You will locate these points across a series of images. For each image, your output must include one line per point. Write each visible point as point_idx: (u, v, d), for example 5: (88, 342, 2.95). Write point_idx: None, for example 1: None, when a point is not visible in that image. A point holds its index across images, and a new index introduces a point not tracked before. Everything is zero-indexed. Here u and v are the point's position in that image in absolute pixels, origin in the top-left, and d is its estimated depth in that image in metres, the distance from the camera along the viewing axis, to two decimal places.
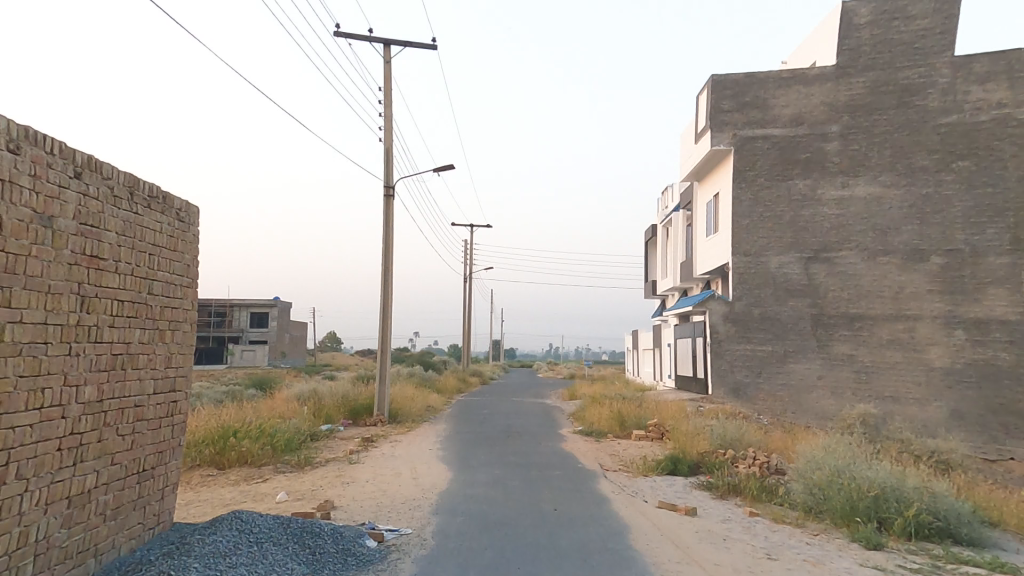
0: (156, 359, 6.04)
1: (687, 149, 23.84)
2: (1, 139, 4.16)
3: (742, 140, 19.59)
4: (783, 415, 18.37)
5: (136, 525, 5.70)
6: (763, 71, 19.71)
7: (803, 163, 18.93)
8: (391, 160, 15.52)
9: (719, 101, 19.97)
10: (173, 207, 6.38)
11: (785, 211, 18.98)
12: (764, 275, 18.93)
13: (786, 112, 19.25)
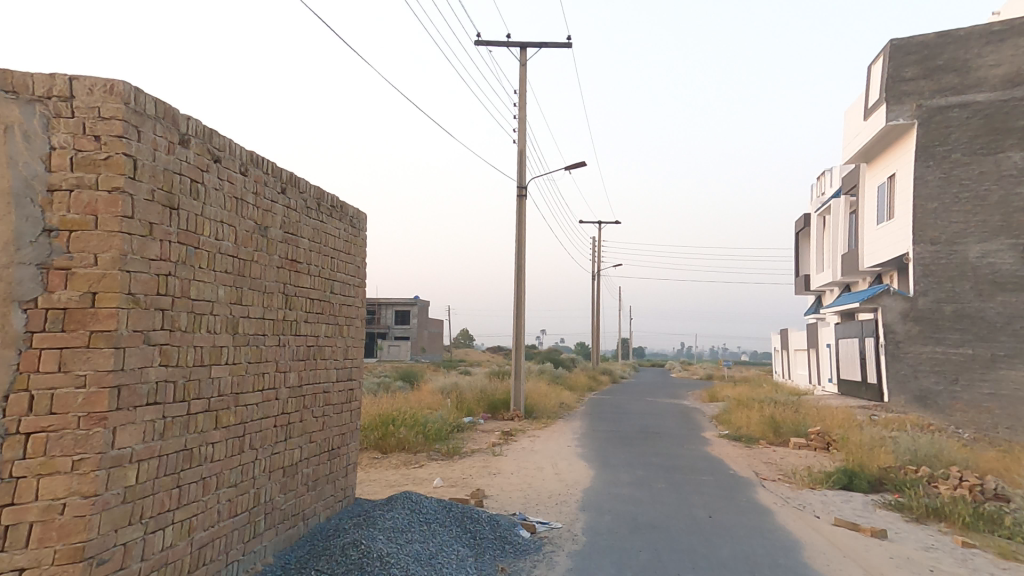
0: (337, 350, 6.79)
1: (853, 127, 21.37)
2: (236, 163, 4.94)
3: (929, 111, 17.18)
4: (992, 431, 15.50)
5: (330, 496, 6.49)
6: (961, 28, 17.06)
7: (1020, 131, 15.83)
8: (524, 160, 15.87)
9: (900, 68, 17.90)
10: (347, 215, 7.14)
11: (992, 190, 16.08)
12: (961, 266, 16.36)
13: (996, 72, 16.35)
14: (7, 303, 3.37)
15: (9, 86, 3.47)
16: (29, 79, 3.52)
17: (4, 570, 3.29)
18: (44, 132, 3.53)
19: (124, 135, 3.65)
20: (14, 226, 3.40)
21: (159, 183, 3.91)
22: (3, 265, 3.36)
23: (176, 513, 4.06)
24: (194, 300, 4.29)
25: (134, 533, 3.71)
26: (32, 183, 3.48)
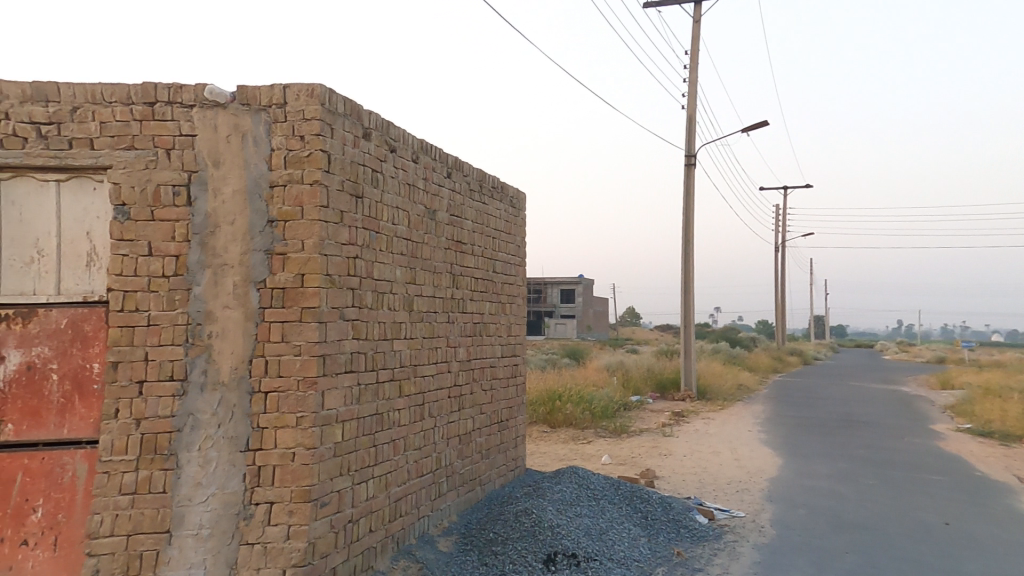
0: (500, 327, 7.04)
1: None
2: (409, 152, 5.32)
3: None
4: None
5: (502, 465, 6.81)
6: None
7: None
8: (694, 125, 14.70)
9: None
10: (508, 195, 7.31)
11: None
12: None
13: None
14: (247, 283, 3.99)
15: (244, 99, 4.07)
16: (256, 91, 4.08)
17: (260, 502, 3.87)
18: (267, 136, 4.08)
19: (320, 133, 4.13)
20: (249, 218, 4.00)
21: (347, 174, 4.36)
22: (243, 251, 3.99)
23: (374, 469, 4.60)
24: (377, 280, 4.74)
25: (344, 483, 4.26)
26: (260, 181, 4.05)
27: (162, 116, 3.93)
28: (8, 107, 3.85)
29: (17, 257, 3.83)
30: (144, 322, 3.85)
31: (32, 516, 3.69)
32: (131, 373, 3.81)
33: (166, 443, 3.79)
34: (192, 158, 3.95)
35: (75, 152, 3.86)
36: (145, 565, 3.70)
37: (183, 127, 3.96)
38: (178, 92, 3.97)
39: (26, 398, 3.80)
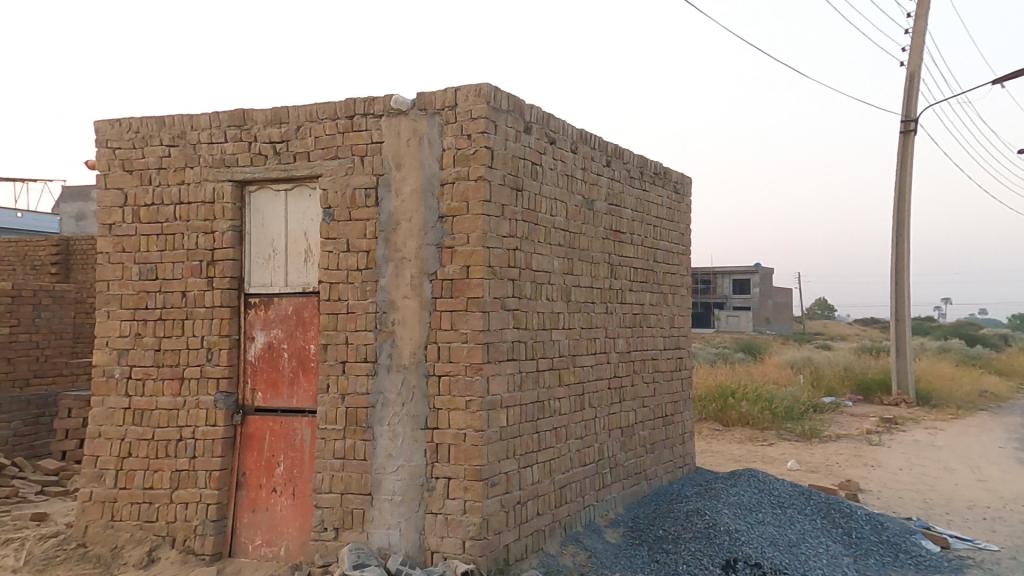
0: (663, 318, 6.71)
1: None
2: (568, 142, 5.33)
3: None
4: None
5: (669, 461, 6.51)
6: None
7: None
8: (913, 80, 12.24)
9: None
10: (671, 180, 6.92)
11: None
12: None
13: None
14: (421, 275, 4.39)
15: (422, 105, 4.43)
16: (432, 96, 4.42)
17: (439, 476, 4.20)
18: (440, 137, 4.40)
19: (485, 130, 4.34)
20: (423, 215, 4.37)
21: (509, 168, 4.53)
22: (418, 246, 4.38)
23: (538, 454, 4.72)
24: (536, 270, 4.86)
25: (511, 465, 4.43)
26: (433, 180, 4.39)
27: (358, 127, 4.49)
28: (255, 130, 4.71)
29: (260, 255, 4.76)
30: (344, 310, 4.48)
31: (276, 469, 4.55)
32: (336, 354, 4.47)
33: (364, 417, 4.36)
34: (379, 163, 4.44)
35: (297, 165, 4.61)
36: (355, 521, 4.24)
37: (373, 136, 4.46)
38: (371, 105, 4.48)
39: (268, 370, 4.70)
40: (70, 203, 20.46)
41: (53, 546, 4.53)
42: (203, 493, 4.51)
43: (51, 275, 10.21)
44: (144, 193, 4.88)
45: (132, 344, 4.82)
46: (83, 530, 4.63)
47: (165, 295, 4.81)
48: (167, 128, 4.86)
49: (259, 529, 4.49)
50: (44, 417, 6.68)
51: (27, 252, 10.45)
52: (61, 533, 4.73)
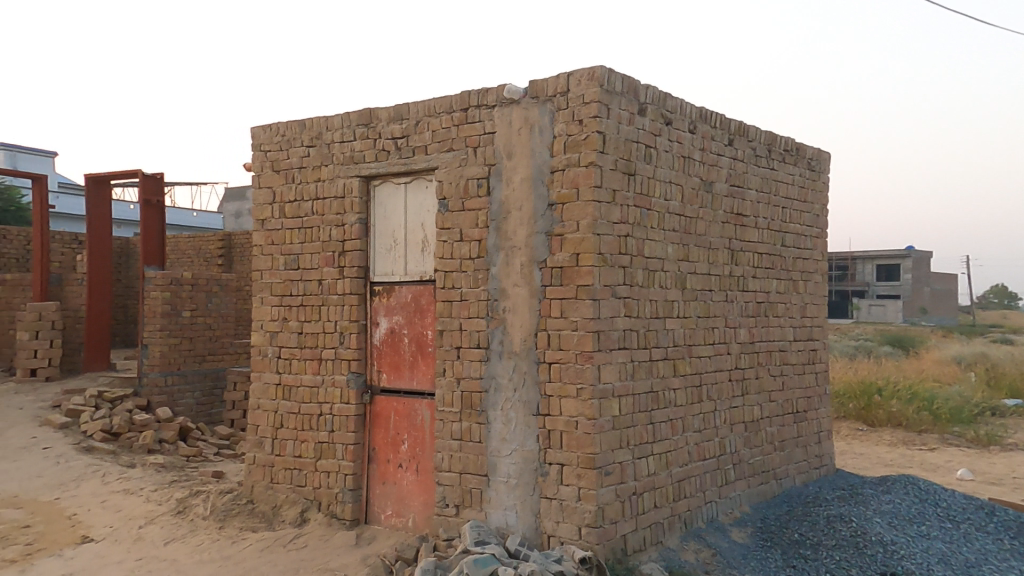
0: (792, 307, 6.19)
1: None
2: (685, 122, 5.08)
3: None
4: None
5: (802, 461, 6.05)
6: None
7: None
8: None
9: None
10: (806, 156, 6.33)
11: None
12: None
13: None
14: (531, 264, 4.45)
15: (534, 92, 4.45)
16: (544, 83, 4.42)
17: (552, 462, 4.26)
18: (551, 124, 4.40)
19: (597, 114, 4.26)
20: (533, 203, 4.42)
21: (620, 153, 4.43)
22: (528, 234, 4.44)
23: (653, 446, 4.62)
24: (649, 257, 4.71)
25: (625, 455, 4.37)
26: (543, 168, 4.41)
27: (472, 119, 4.64)
28: (380, 127, 5.06)
29: (383, 246, 5.13)
30: (458, 297, 4.70)
31: (401, 446, 4.92)
32: (451, 340, 4.71)
33: (478, 401, 4.55)
34: (491, 153, 4.55)
35: (415, 159, 4.88)
36: (474, 500, 4.46)
37: (486, 126, 4.58)
38: (485, 96, 4.59)
39: (391, 354, 5.07)
40: (230, 204, 23.55)
41: (228, 500, 5.26)
42: (341, 464, 5.01)
43: (219, 267, 11.87)
44: (289, 191, 5.47)
45: (280, 327, 5.47)
46: (251, 488, 5.30)
47: (305, 283, 5.37)
48: (306, 130, 5.38)
49: (389, 501, 4.88)
50: (217, 388, 7.44)
51: (199, 247, 12.20)
52: (234, 489, 5.47)
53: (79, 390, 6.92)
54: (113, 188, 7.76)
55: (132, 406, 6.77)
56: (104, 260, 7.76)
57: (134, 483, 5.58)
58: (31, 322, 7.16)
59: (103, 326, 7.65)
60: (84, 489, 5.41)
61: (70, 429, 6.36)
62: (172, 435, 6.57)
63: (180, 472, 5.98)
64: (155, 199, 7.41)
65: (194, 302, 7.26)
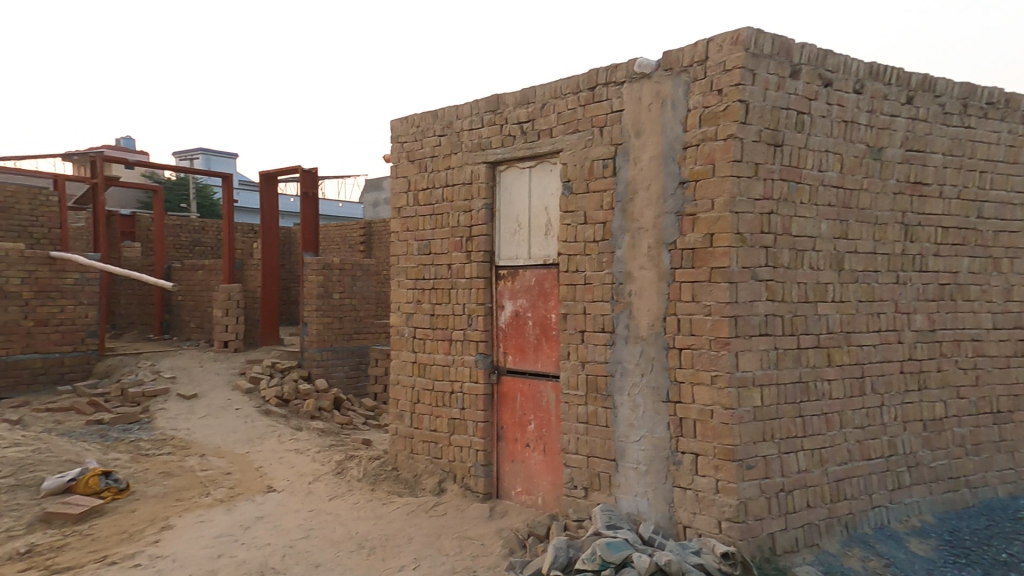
0: (991, 291, 5.24)
1: None
2: (850, 82, 4.49)
3: None
4: None
5: (1007, 468, 5.17)
6: None
7: None
8: None
9: None
10: (1017, 108, 5.27)
11: None
12: None
13: None
14: (659, 246, 4.27)
15: (668, 64, 4.22)
16: (680, 53, 4.17)
17: (685, 451, 4.11)
18: (686, 97, 4.16)
19: (741, 82, 3.94)
20: (663, 182, 4.23)
21: (767, 122, 4.06)
22: (656, 215, 4.26)
23: (804, 441, 4.23)
24: (797, 236, 4.26)
25: (770, 449, 4.08)
26: (675, 144, 4.19)
27: (599, 98, 4.54)
28: (507, 113, 5.16)
29: (508, 230, 5.26)
30: (581, 281, 4.67)
31: (528, 426, 5.06)
32: (575, 324, 4.71)
33: (603, 385, 4.52)
34: (618, 132, 4.43)
35: (540, 142, 4.92)
36: (603, 484, 4.47)
37: (614, 104, 4.46)
38: (614, 72, 4.44)
39: (515, 336, 5.21)
40: (369, 193, 25.74)
41: (377, 466, 5.82)
42: (473, 440, 5.29)
43: (360, 252, 13.07)
44: (422, 179, 5.82)
45: (415, 309, 5.89)
46: (395, 457, 5.82)
47: (436, 267, 5.71)
48: (438, 121, 5.67)
49: (518, 478, 5.07)
50: (362, 363, 8.24)
51: (345, 234, 13.48)
52: (382, 456, 6.04)
53: (258, 361, 8.02)
54: (281, 183, 8.77)
55: (297, 376, 7.71)
56: (274, 246, 8.77)
57: (302, 444, 6.40)
58: (223, 301, 8.34)
59: (273, 305, 8.74)
60: (266, 446, 6.33)
61: (252, 394, 7.38)
62: (328, 404, 7.42)
63: (337, 437, 6.73)
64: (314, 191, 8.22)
65: (341, 284, 8.04)
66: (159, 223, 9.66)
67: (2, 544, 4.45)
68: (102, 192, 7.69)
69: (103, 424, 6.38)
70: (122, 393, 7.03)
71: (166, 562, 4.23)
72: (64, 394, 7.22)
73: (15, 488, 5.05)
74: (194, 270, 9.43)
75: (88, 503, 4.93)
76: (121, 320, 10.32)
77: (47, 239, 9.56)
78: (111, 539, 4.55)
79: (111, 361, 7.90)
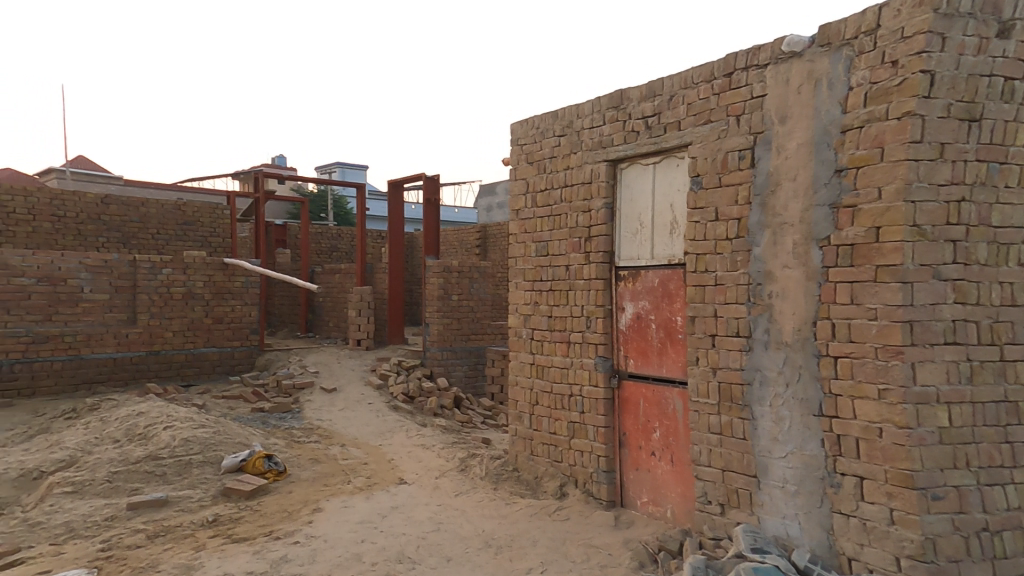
0: None
1: None
2: None
3: None
4: None
5: None
6: None
7: None
8: None
9: None
10: None
11: None
12: None
13: None
14: (808, 241, 3.82)
15: (826, 39, 3.78)
16: (841, 25, 3.71)
17: (847, 474, 3.64)
18: (847, 74, 3.69)
19: (926, 49, 3.38)
20: (814, 171, 3.79)
21: (959, 94, 3.45)
22: (805, 208, 3.83)
23: (1014, 472, 3.52)
24: (999, 227, 3.55)
25: (966, 479, 3.45)
26: (831, 128, 3.73)
27: (738, 83, 4.20)
28: (630, 108, 4.98)
29: (629, 229, 5.08)
30: (712, 282, 4.34)
31: (653, 434, 4.83)
32: (705, 327, 4.38)
33: (739, 394, 4.16)
34: (759, 119, 4.07)
35: (666, 136, 4.68)
36: (743, 502, 4.12)
37: (755, 90, 4.10)
38: (756, 55, 4.09)
39: (637, 339, 5.00)
40: (484, 198, 26.64)
41: (499, 465, 5.94)
42: (594, 445, 5.17)
43: (476, 256, 13.53)
44: (541, 181, 5.83)
45: (532, 310, 5.91)
46: (515, 457, 5.91)
47: (554, 269, 5.68)
48: (558, 122, 5.65)
49: (644, 488, 4.86)
50: (479, 363, 8.50)
51: (460, 239, 14.06)
52: (502, 456, 6.16)
53: (387, 359, 8.59)
54: (406, 190, 9.31)
55: (420, 374, 8.13)
56: (399, 250, 9.35)
57: (428, 439, 6.74)
58: (356, 303, 9.04)
59: (398, 305, 9.33)
60: (396, 440, 6.75)
61: (382, 389, 7.90)
62: (449, 402, 7.78)
63: (459, 434, 7.00)
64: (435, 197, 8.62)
65: (460, 287, 8.34)
66: (306, 231, 10.68)
67: (194, 512, 5.19)
68: (262, 204, 8.67)
69: (263, 412, 7.18)
70: (278, 384, 7.87)
71: (319, 541, 4.65)
72: (233, 383, 8.20)
73: (202, 463, 5.83)
74: (332, 274, 10.31)
75: (256, 482, 5.64)
76: (274, 320, 11.64)
77: (220, 248, 11.02)
78: (276, 516, 5.16)
79: (268, 356, 8.80)
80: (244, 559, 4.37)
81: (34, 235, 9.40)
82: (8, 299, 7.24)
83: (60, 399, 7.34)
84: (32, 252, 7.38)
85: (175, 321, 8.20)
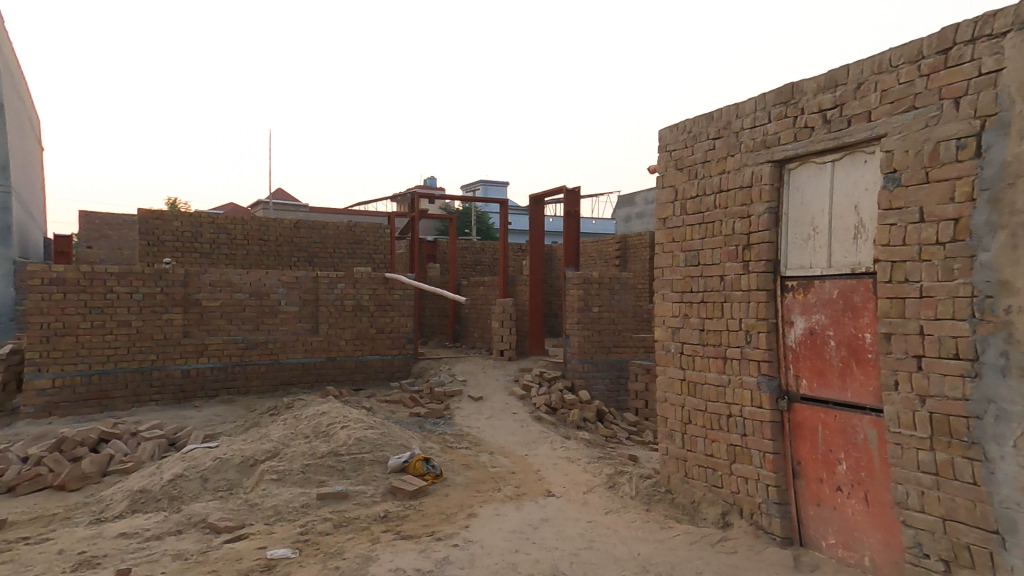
0: None
1: None
2: None
3: None
4: None
5: None
6: None
7: None
8: None
9: None
10: None
11: None
12: None
13: None
14: None
15: None
16: None
17: None
18: None
19: None
20: None
21: None
22: None
23: None
24: None
25: None
26: None
27: (958, 60, 3.57)
28: (804, 102, 4.53)
29: (798, 236, 4.58)
30: (916, 294, 3.71)
31: (838, 466, 4.25)
32: (907, 346, 3.75)
33: (962, 429, 3.48)
34: (990, 99, 3.40)
35: (852, 129, 4.15)
36: (976, 561, 3.42)
37: (985, 65, 3.44)
38: (988, 24, 3.44)
39: (812, 358, 4.45)
40: (620, 211, 26.57)
41: (650, 485, 5.69)
42: (761, 472, 4.71)
43: (615, 266, 13.61)
44: (691, 187, 5.53)
45: (681, 323, 5.60)
46: (667, 479, 5.62)
47: (706, 279, 5.32)
48: (714, 123, 5.31)
49: (830, 527, 4.30)
50: (622, 377, 8.37)
51: (600, 250, 14.27)
52: (652, 476, 5.89)
53: (529, 370, 8.78)
54: (547, 204, 9.50)
55: (561, 387, 8.13)
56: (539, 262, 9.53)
57: (573, 453, 6.72)
58: (498, 314, 9.39)
59: (538, 317, 9.58)
60: (541, 450, 6.83)
61: (525, 400, 8.06)
62: (591, 416, 7.72)
63: (604, 450, 6.88)
64: (575, 210, 8.68)
65: (600, 299, 8.27)
66: (454, 246, 11.39)
67: (368, 506, 5.71)
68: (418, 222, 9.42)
69: (420, 416, 7.72)
70: (431, 391, 8.42)
71: (477, 546, 4.80)
72: (393, 388, 8.98)
73: (372, 462, 6.41)
74: (477, 287, 10.88)
75: (418, 483, 6.03)
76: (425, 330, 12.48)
77: (381, 264, 12.23)
78: (436, 517, 5.46)
79: (422, 364, 9.47)
80: (412, 556, 4.66)
81: (249, 255, 11.10)
82: (230, 309, 8.55)
83: (266, 397, 8.57)
84: (247, 271, 8.65)
85: (346, 331, 9.16)
